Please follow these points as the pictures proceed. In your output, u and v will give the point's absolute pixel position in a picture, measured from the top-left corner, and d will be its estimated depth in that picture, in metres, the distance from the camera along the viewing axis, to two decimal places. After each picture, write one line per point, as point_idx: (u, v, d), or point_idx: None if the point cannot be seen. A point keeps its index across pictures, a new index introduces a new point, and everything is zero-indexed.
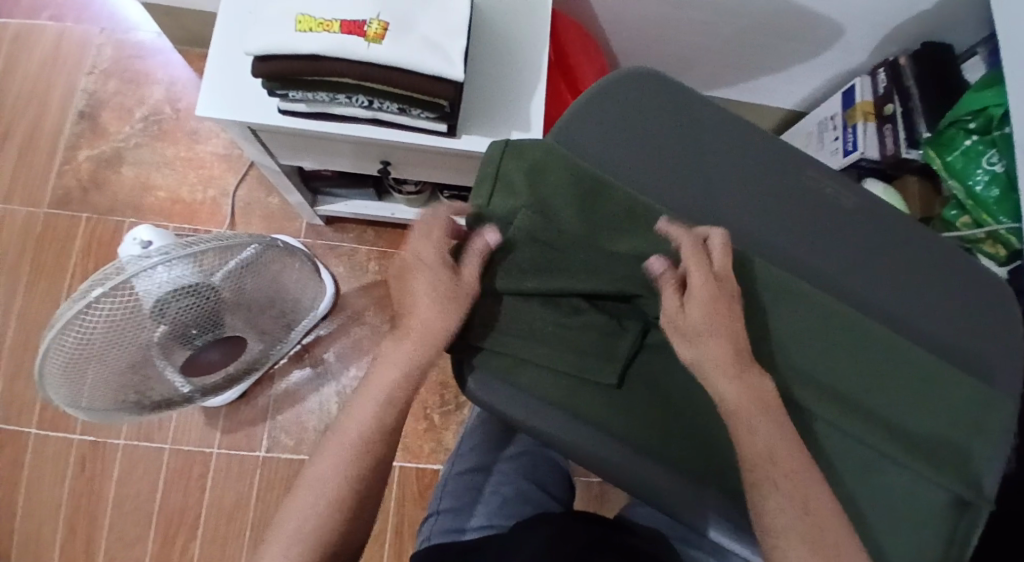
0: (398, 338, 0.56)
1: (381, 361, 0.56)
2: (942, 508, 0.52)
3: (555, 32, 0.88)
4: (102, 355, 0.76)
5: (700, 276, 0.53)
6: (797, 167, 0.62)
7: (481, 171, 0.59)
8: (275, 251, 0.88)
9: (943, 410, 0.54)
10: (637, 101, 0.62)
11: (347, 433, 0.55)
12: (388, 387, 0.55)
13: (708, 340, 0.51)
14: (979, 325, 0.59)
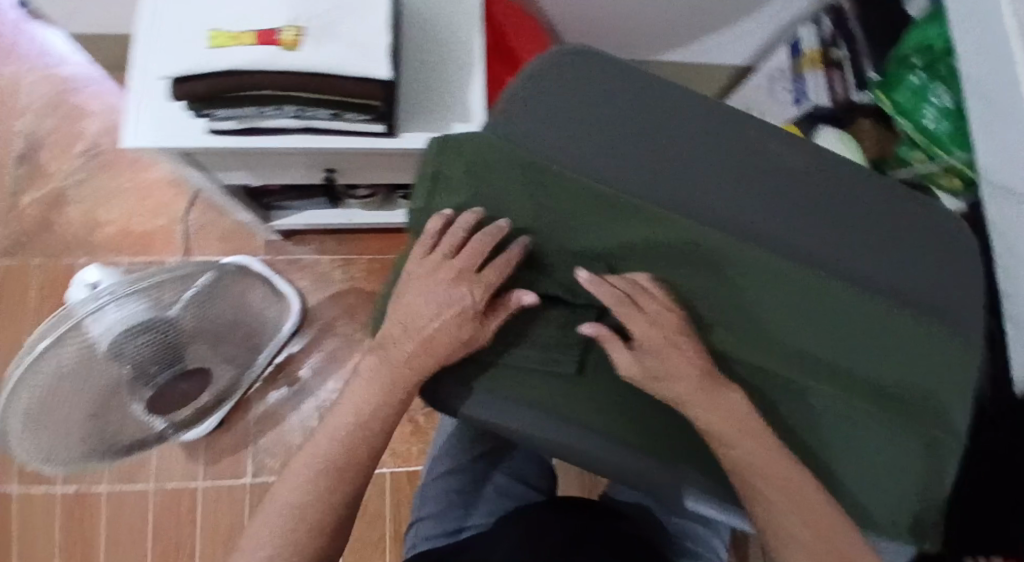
0: (382, 358, 0.52)
1: (356, 384, 0.53)
2: (911, 455, 0.54)
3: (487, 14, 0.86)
4: (61, 401, 0.74)
5: (647, 299, 0.52)
6: (743, 128, 0.61)
7: (420, 170, 0.57)
8: (228, 276, 0.88)
9: (909, 357, 0.55)
10: (572, 82, 0.61)
11: (310, 464, 0.51)
12: (363, 413, 0.52)
13: (672, 333, 0.51)
14: (935, 266, 0.59)
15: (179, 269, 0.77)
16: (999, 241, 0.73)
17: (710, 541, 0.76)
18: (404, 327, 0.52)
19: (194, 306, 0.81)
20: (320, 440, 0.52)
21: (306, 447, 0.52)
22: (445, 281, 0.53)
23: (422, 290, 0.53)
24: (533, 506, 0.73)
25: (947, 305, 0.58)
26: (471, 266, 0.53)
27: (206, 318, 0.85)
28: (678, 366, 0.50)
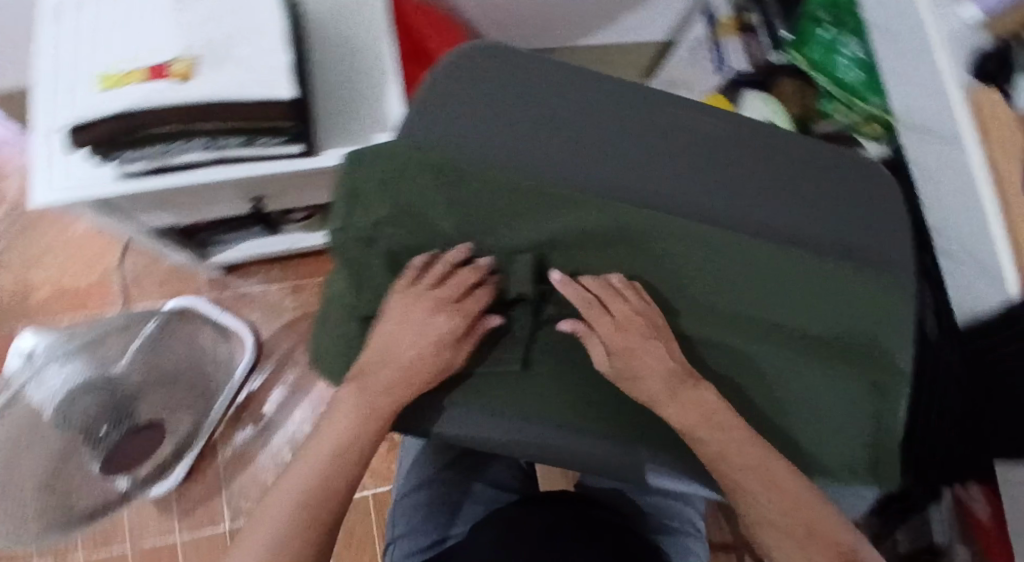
0: (360, 388, 0.50)
1: (331, 417, 0.50)
2: (860, 400, 0.56)
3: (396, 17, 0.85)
4: (20, 459, 0.76)
5: (615, 301, 0.54)
6: (658, 103, 0.61)
7: (337, 187, 0.55)
8: (178, 326, 0.96)
9: (844, 307, 0.56)
10: (478, 79, 0.60)
11: (278, 507, 0.47)
12: (341, 443, 0.49)
13: (640, 334, 0.53)
14: (864, 214, 0.60)
15: (120, 328, 0.87)
16: (924, 182, 0.75)
17: (687, 514, 0.78)
18: (382, 355, 0.51)
19: (139, 360, 0.88)
20: (295, 475, 0.48)
21: (278, 483, 0.49)
22: (422, 309, 0.52)
23: (401, 319, 0.52)
24: (510, 505, 0.72)
25: (878, 248, 0.59)
26: (454, 294, 0.52)
27: (156, 370, 0.90)
28: (647, 366, 0.52)
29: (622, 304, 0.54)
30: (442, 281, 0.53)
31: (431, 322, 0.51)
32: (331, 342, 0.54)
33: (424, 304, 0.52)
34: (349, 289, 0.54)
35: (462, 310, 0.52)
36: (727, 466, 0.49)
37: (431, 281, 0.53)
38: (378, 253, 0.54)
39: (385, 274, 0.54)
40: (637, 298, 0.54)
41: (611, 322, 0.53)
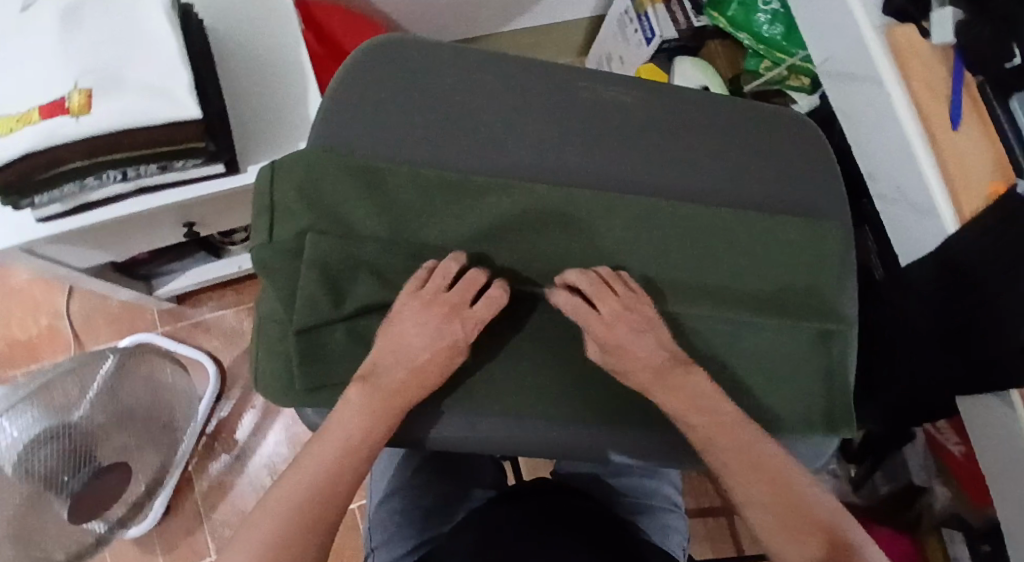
0: (368, 390, 0.48)
1: (338, 419, 0.48)
2: (806, 349, 0.56)
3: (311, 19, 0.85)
4: None
5: (608, 295, 0.52)
6: (579, 80, 0.60)
7: (256, 201, 0.53)
8: (138, 356, 0.88)
9: (778, 260, 0.57)
10: (388, 74, 0.57)
11: (279, 510, 0.45)
12: (349, 443, 0.47)
13: (629, 325, 0.51)
14: (795, 167, 0.60)
15: (78, 364, 0.79)
16: (847, 125, 0.75)
17: (665, 490, 0.78)
18: (392, 357, 0.48)
19: (101, 401, 0.80)
20: (298, 475, 0.46)
21: (280, 481, 0.47)
22: (429, 311, 0.49)
23: (414, 322, 0.49)
24: (486, 504, 0.72)
25: (813, 200, 0.60)
26: (465, 300, 0.50)
27: (117, 408, 0.83)
28: (640, 360, 0.51)
29: (611, 298, 0.52)
30: (457, 285, 0.50)
31: (441, 329, 0.49)
32: (268, 361, 0.50)
33: (427, 311, 0.49)
34: (281, 304, 0.50)
35: (473, 318, 0.49)
36: (714, 448, 0.51)
37: (443, 284, 0.49)
38: (306, 265, 0.49)
39: (320, 285, 0.49)
40: (627, 292, 0.53)
41: (601, 321, 0.51)
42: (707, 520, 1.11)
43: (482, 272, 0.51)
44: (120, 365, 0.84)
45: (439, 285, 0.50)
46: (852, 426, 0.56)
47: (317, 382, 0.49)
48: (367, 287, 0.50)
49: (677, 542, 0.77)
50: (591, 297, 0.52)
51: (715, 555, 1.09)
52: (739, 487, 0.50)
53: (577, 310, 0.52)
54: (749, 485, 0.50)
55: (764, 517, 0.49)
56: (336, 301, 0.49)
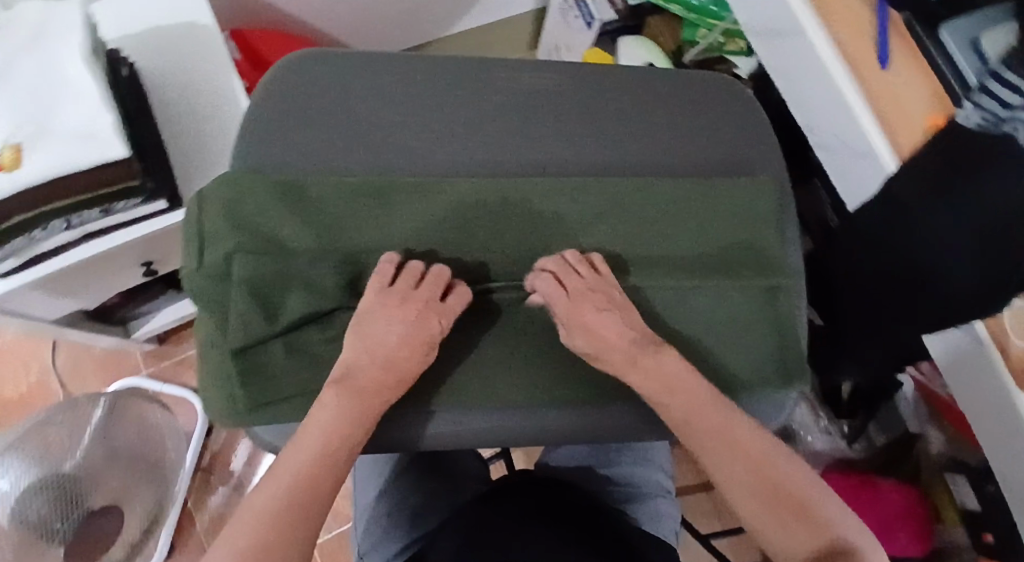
0: (347, 393, 0.48)
1: (320, 419, 0.47)
2: (752, 305, 0.56)
3: (246, 45, 0.86)
4: None
5: (569, 276, 0.53)
6: (496, 71, 0.61)
7: (184, 228, 0.53)
8: (131, 397, 0.89)
9: (719, 221, 0.58)
10: (303, 89, 0.57)
11: (265, 509, 0.43)
12: (328, 443, 0.47)
13: (596, 303, 0.52)
14: (725, 130, 0.61)
15: (70, 411, 0.84)
16: (781, 81, 0.74)
17: (652, 474, 0.76)
18: (369, 356, 0.49)
19: (95, 443, 0.84)
20: (280, 475, 0.45)
21: (260, 486, 0.45)
22: (402, 309, 0.50)
23: (385, 322, 0.50)
24: (468, 502, 0.71)
25: (746, 159, 0.61)
26: (435, 296, 0.51)
27: (111, 450, 0.86)
28: (609, 338, 0.51)
29: (577, 279, 0.53)
30: (425, 283, 0.51)
31: (415, 322, 0.50)
32: (211, 383, 0.50)
33: (400, 309, 0.50)
34: (216, 327, 0.51)
35: (447, 311, 0.51)
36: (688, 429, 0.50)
37: (409, 284, 0.51)
38: (238, 285, 0.50)
39: (251, 304, 0.50)
40: (591, 272, 0.53)
41: (567, 300, 0.52)
42: (712, 494, 1.11)
43: (446, 268, 0.52)
44: (112, 409, 0.87)
45: (408, 284, 0.51)
46: (807, 375, 0.56)
47: (264, 397, 0.50)
48: (301, 300, 0.51)
49: (670, 528, 0.74)
50: (560, 279, 0.53)
51: (724, 525, 1.09)
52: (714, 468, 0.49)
53: (549, 291, 0.53)
54: (726, 462, 0.49)
55: (753, 502, 0.48)
56: (269, 318, 0.50)
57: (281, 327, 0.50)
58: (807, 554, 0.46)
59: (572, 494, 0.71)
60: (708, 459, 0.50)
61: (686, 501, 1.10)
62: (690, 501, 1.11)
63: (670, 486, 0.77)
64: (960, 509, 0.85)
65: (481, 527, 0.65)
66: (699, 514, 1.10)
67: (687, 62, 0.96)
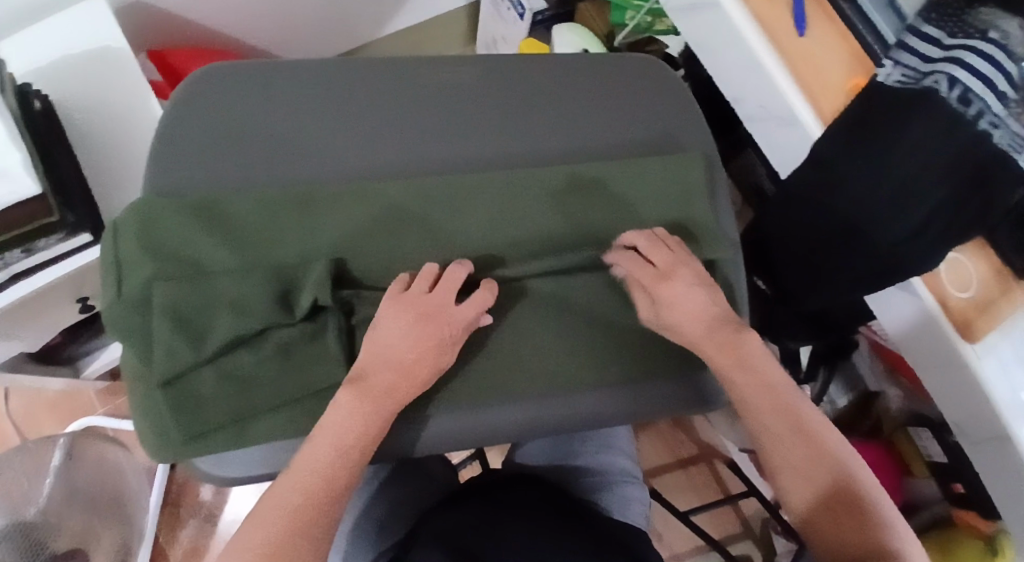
0: (360, 393, 0.48)
1: (334, 417, 0.47)
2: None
3: (165, 62, 0.84)
4: None
5: (659, 251, 0.56)
6: (413, 72, 0.61)
7: (101, 262, 0.52)
8: (85, 438, 0.88)
9: (651, 202, 0.59)
10: (216, 105, 0.56)
11: (288, 503, 0.45)
12: (344, 443, 0.47)
13: (680, 280, 0.55)
14: (650, 114, 0.63)
15: (28, 453, 0.83)
16: (705, 57, 0.74)
17: (617, 462, 0.77)
18: (381, 360, 0.49)
19: (61, 480, 0.83)
20: (295, 475, 0.46)
21: (280, 485, 0.46)
22: (419, 313, 0.50)
23: (396, 325, 0.50)
24: (436, 507, 0.70)
25: (676, 142, 0.63)
26: (447, 300, 0.51)
27: (77, 486, 0.84)
28: (685, 314, 0.54)
29: (664, 253, 0.56)
30: (439, 284, 0.52)
31: (431, 325, 0.50)
32: (142, 417, 0.49)
33: (414, 312, 0.50)
34: (140, 360, 0.49)
35: (457, 316, 0.51)
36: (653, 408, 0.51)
37: (426, 287, 0.51)
38: (158, 314, 0.48)
39: (173, 331, 0.48)
40: (680, 249, 0.57)
41: (651, 272, 0.55)
42: (688, 471, 1.11)
43: (464, 269, 0.53)
44: (72, 447, 0.86)
45: (422, 286, 0.52)
46: None
47: (192, 428, 0.48)
48: (224, 319, 0.49)
49: (639, 513, 0.74)
50: (647, 255, 0.56)
51: (702, 500, 1.10)
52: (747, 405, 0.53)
53: (628, 262, 0.56)
54: (765, 404, 0.52)
55: (779, 440, 0.51)
56: (196, 345, 0.48)
57: (205, 350, 0.48)
58: (817, 493, 0.49)
59: (538, 488, 0.71)
60: (770, 442, 0.51)
61: (663, 481, 1.10)
62: (668, 479, 1.10)
63: (636, 472, 0.78)
64: (929, 462, 0.87)
65: (450, 528, 0.64)
66: (677, 490, 1.10)
67: (619, 46, 0.96)
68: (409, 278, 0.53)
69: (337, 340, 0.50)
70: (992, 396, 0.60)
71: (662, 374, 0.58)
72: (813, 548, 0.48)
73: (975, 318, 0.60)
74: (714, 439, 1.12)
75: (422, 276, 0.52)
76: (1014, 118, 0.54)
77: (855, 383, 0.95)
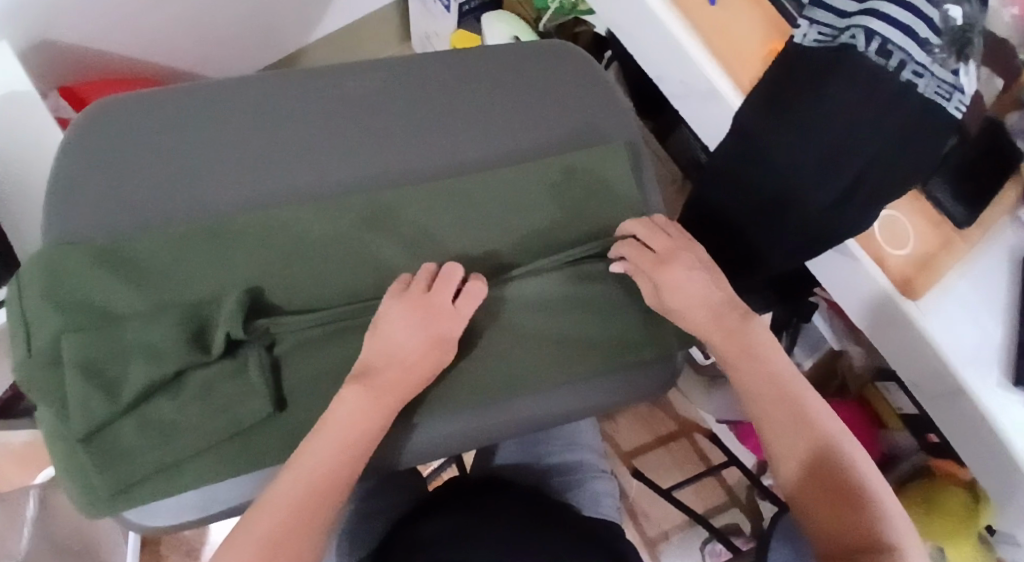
0: (368, 387, 0.48)
1: (347, 408, 0.47)
2: (605, 285, 0.58)
3: (77, 97, 0.81)
4: None
5: (656, 236, 0.55)
6: (319, 84, 0.59)
7: (8, 320, 0.50)
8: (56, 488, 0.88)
9: (574, 195, 0.59)
10: (112, 144, 0.54)
11: (297, 488, 0.45)
12: (350, 438, 0.47)
13: (685, 257, 0.54)
14: (568, 103, 0.62)
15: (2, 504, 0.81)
16: (626, 36, 0.73)
17: (584, 456, 0.76)
18: (384, 358, 0.49)
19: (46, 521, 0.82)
20: (306, 464, 0.45)
21: (274, 491, 0.45)
22: (427, 311, 0.50)
23: (402, 322, 0.49)
24: (404, 513, 0.69)
25: (599, 129, 0.62)
26: (446, 298, 0.50)
27: (59, 528, 0.84)
28: (697, 295, 0.53)
29: (664, 239, 0.55)
30: (437, 285, 0.51)
31: (443, 322, 0.50)
32: (67, 476, 0.47)
33: (423, 313, 0.50)
34: (56, 418, 0.47)
35: (458, 315, 0.50)
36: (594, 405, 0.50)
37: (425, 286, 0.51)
38: (68, 368, 0.47)
39: (85, 385, 0.46)
40: (677, 235, 0.56)
41: (653, 256, 0.54)
42: (670, 447, 1.11)
43: (457, 266, 0.52)
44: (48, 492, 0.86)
45: (420, 285, 0.51)
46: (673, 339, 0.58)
47: (116, 482, 0.47)
48: (136, 366, 0.47)
49: (610, 505, 0.73)
50: (647, 241, 0.55)
51: (684, 475, 1.10)
52: (743, 385, 0.52)
53: (631, 250, 0.55)
54: (758, 384, 0.51)
55: (770, 418, 0.50)
56: (110, 395, 0.47)
57: (119, 399, 0.47)
58: (794, 472, 0.49)
59: (506, 486, 0.70)
60: (765, 416, 0.50)
61: (645, 460, 1.10)
62: (650, 457, 1.10)
63: (604, 464, 0.77)
64: (901, 416, 0.88)
65: (416, 534, 0.62)
66: (659, 468, 1.10)
67: (548, 26, 0.95)
68: (408, 277, 0.52)
69: (260, 376, 0.49)
70: (935, 339, 0.60)
71: (609, 367, 0.56)
72: (793, 512, 0.49)
73: (915, 277, 0.60)
74: (693, 414, 1.12)
75: (421, 276, 0.51)
76: (937, 65, 0.54)
77: (819, 342, 0.94)
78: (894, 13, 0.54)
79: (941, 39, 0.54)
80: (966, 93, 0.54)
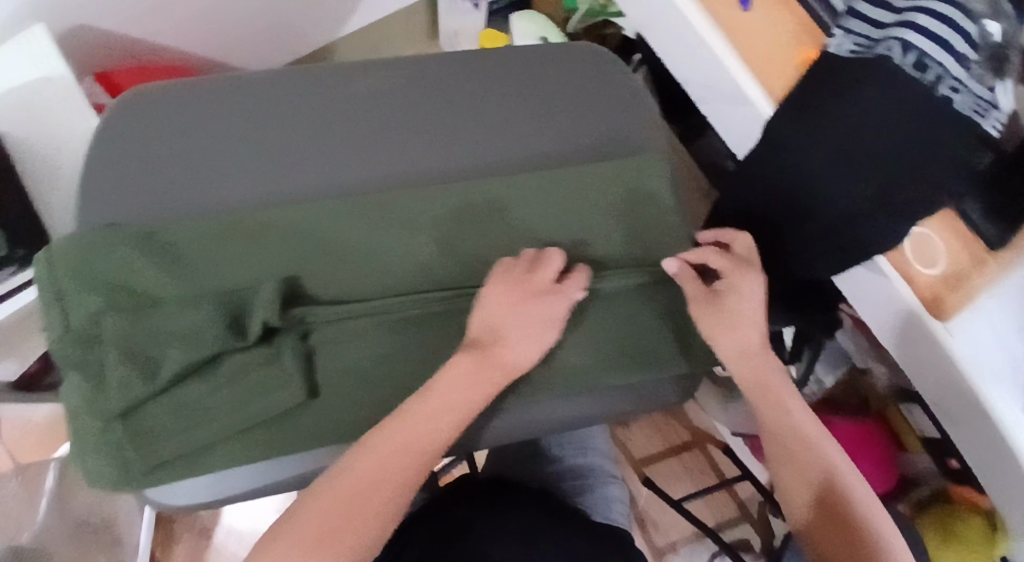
0: (478, 358, 0.50)
1: (451, 379, 0.49)
2: (635, 295, 0.56)
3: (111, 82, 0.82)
4: None
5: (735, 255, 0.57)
6: (352, 79, 0.59)
7: (42, 297, 0.50)
8: None
9: (607, 202, 0.58)
10: (149, 131, 0.55)
11: (394, 445, 0.47)
12: (448, 411, 0.48)
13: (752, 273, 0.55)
14: (604, 109, 0.62)
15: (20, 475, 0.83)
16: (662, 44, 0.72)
17: (596, 462, 0.75)
18: (495, 331, 0.51)
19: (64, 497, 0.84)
20: (408, 424, 0.47)
21: (367, 446, 0.47)
22: (534, 294, 0.52)
23: (506, 300, 0.52)
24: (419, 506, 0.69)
25: (632, 135, 0.62)
26: (552, 281, 0.53)
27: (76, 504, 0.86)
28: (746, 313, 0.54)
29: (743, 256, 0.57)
30: (539, 267, 0.53)
31: (550, 304, 0.52)
32: (95, 455, 0.47)
33: (526, 291, 0.52)
34: (87, 396, 0.48)
35: (565, 296, 0.52)
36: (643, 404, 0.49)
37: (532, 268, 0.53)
38: (108, 349, 0.47)
39: (122, 364, 0.47)
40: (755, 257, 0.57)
41: (727, 265, 0.55)
42: (682, 456, 1.10)
43: (560, 256, 0.53)
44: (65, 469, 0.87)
45: (527, 265, 0.53)
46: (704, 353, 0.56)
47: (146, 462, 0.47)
48: (174, 347, 0.48)
49: (620, 512, 0.73)
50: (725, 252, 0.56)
51: (696, 485, 1.09)
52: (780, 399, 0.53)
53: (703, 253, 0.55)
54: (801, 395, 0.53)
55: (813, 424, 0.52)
56: (147, 377, 0.47)
57: (154, 380, 0.47)
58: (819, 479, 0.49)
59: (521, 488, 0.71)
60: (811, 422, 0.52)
61: (657, 468, 1.10)
62: (662, 466, 1.10)
63: (615, 471, 0.77)
64: (922, 438, 0.87)
65: (432, 525, 0.62)
66: (671, 477, 1.09)
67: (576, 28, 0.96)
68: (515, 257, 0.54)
69: (294, 364, 0.49)
70: (955, 358, 0.59)
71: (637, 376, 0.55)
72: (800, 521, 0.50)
73: (946, 294, 0.60)
74: (708, 425, 1.11)
75: (532, 257, 0.54)
76: (975, 80, 0.52)
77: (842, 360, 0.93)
78: (927, 24, 0.53)
79: (978, 55, 0.53)
80: (1003, 110, 0.53)
